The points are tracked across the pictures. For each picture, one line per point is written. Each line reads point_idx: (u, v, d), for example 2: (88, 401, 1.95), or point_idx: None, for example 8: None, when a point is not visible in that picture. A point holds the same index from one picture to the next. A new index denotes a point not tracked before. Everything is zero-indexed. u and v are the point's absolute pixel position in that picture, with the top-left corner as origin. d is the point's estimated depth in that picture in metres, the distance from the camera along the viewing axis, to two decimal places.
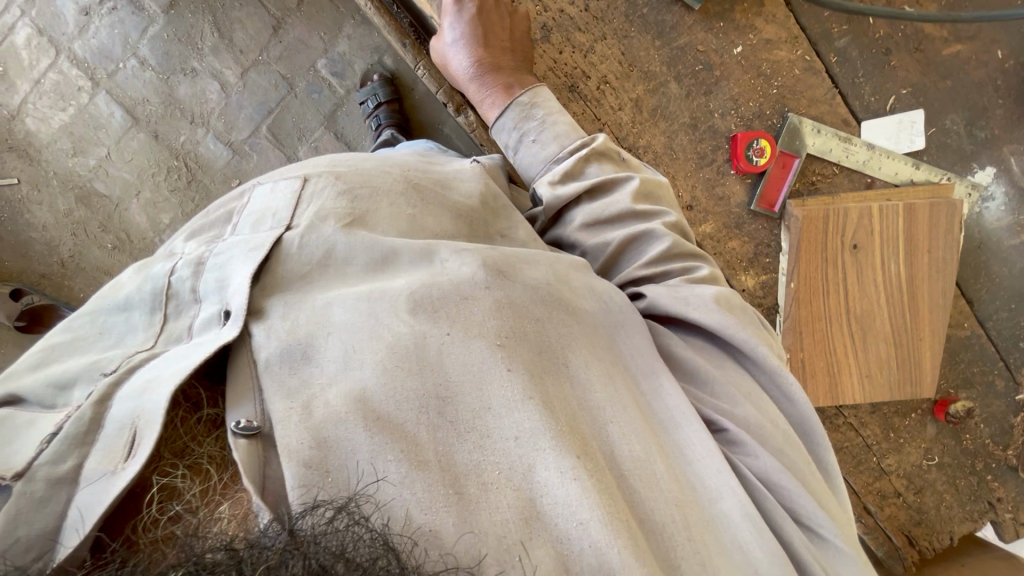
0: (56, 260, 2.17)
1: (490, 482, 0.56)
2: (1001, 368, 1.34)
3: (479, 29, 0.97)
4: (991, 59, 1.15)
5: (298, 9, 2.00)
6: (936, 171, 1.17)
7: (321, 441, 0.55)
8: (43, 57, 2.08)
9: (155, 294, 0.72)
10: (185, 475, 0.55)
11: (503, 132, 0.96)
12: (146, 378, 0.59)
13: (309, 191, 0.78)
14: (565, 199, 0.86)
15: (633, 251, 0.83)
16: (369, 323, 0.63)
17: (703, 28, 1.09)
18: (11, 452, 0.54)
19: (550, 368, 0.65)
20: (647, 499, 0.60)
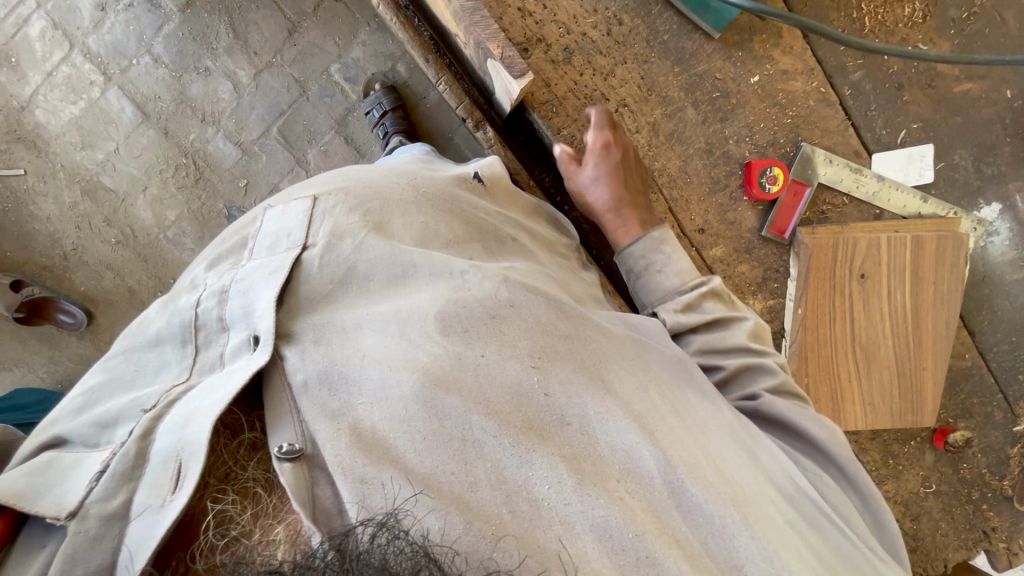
0: (59, 253, 2.16)
1: (542, 499, 0.57)
2: (1000, 400, 1.36)
3: (617, 164, 1.02)
4: (1000, 97, 1.17)
5: (314, 14, 2.02)
6: (943, 205, 1.19)
7: (373, 457, 0.56)
8: (56, 50, 2.08)
9: (183, 326, 0.74)
10: (235, 500, 0.57)
11: (630, 259, 0.97)
12: (185, 411, 0.61)
13: (319, 209, 0.79)
14: (684, 327, 0.86)
15: (744, 378, 0.83)
16: (403, 345, 0.65)
17: (722, 57, 1.11)
18: (64, 490, 0.58)
19: (588, 382, 0.66)
20: (702, 499, 0.61)
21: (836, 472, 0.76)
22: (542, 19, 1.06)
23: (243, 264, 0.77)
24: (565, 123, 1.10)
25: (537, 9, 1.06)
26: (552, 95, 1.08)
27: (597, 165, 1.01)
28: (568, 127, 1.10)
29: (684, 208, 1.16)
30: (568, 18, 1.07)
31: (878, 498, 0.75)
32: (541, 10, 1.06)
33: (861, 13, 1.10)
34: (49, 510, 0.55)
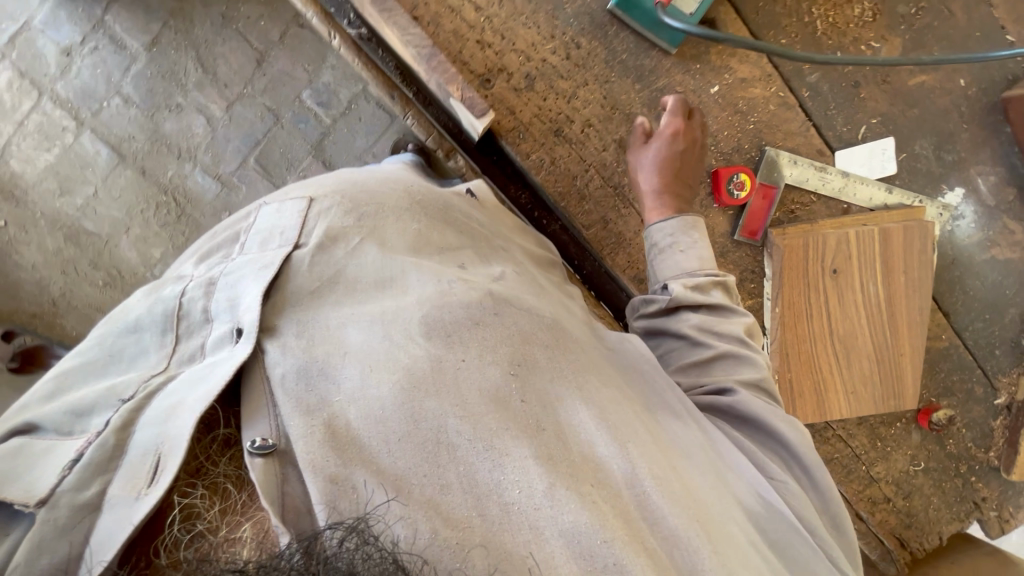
0: (46, 300, 2.21)
1: (513, 503, 0.60)
2: (980, 375, 1.40)
3: (675, 157, 1.04)
4: (954, 87, 1.20)
5: (280, 42, 2.02)
6: (908, 194, 1.23)
7: (346, 459, 0.59)
8: (26, 99, 2.08)
9: (165, 315, 0.76)
10: (203, 495, 0.58)
11: (657, 234, 1.00)
12: (166, 404, 0.63)
13: (314, 210, 0.84)
14: (691, 301, 0.90)
15: (727, 364, 0.86)
16: (386, 345, 0.68)
17: (681, 70, 1.12)
18: (36, 474, 0.59)
19: (560, 394, 0.70)
20: (667, 514, 0.64)
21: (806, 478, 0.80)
22: (501, 48, 1.07)
23: (234, 258, 0.81)
24: (533, 148, 1.12)
25: (494, 39, 1.06)
26: (518, 122, 1.11)
27: (656, 149, 1.05)
28: (536, 152, 1.13)
29: None
30: (527, 46, 1.08)
31: (840, 509, 0.80)
32: (500, 39, 1.07)
33: (812, 17, 1.12)
34: (19, 496, 0.56)
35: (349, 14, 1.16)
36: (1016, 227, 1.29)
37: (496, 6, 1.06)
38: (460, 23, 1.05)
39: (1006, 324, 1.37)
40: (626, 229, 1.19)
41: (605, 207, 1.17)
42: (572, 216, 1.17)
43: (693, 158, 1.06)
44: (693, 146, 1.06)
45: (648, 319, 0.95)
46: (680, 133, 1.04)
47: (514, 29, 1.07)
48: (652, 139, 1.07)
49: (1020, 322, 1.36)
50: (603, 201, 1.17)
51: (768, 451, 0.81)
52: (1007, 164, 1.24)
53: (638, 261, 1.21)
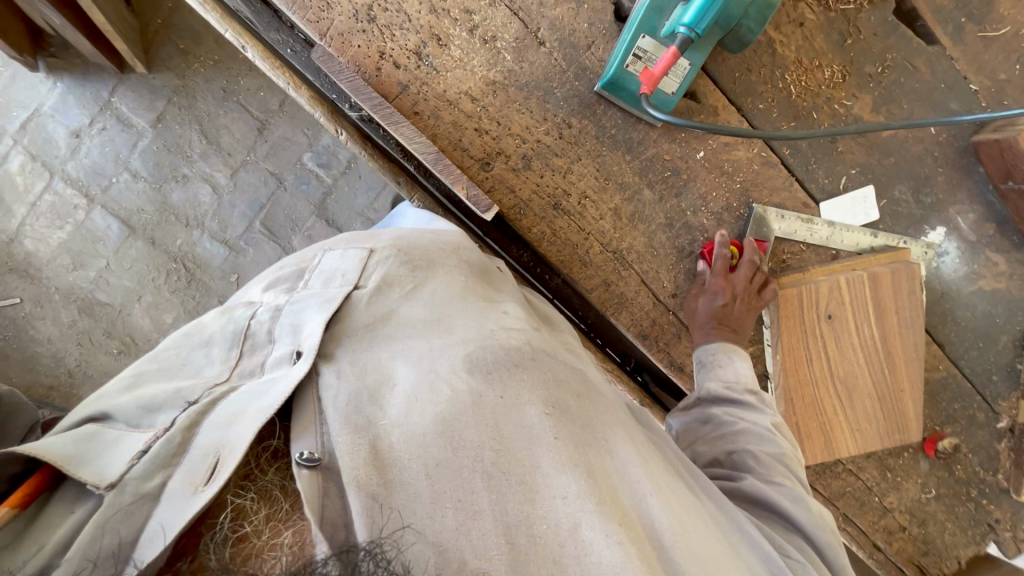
0: (63, 371, 2.44)
1: (540, 535, 0.69)
2: (980, 401, 1.44)
3: (714, 311, 1.18)
4: (926, 135, 1.26)
5: (280, 111, 2.36)
6: (892, 237, 1.29)
7: (385, 480, 0.70)
8: (38, 180, 2.33)
9: (235, 333, 0.89)
10: (253, 499, 0.69)
11: (701, 354, 1.19)
12: (227, 414, 0.75)
13: (374, 258, 0.97)
14: (718, 397, 1.11)
15: (750, 442, 1.01)
16: (429, 376, 0.80)
17: (667, 140, 1.19)
18: (108, 462, 0.70)
19: (591, 437, 0.79)
20: (685, 567, 0.72)
21: (811, 548, 0.91)
22: (498, 134, 1.13)
23: (298, 291, 0.94)
24: (534, 222, 1.19)
25: (491, 126, 1.13)
26: (518, 199, 1.17)
27: (703, 297, 1.21)
28: (537, 225, 1.19)
29: (655, 277, 1.25)
30: (521, 130, 1.14)
31: None
32: (496, 125, 1.13)
33: (786, 83, 1.19)
34: (92, 478, 0.68)
35: (350, 100, 1.26)
36: (998, 258, 1.35)
37: (491, 96, 1.12)
38: (458, 113, 1.12)
39: (1000, 351, 1.41)
40: (627, 288, 1.24)
41: (605, 270, 1.23)
42: (576, 281, 1.23)
43: (740, 304, 1.18)
44: (737, 294, 1.18)
45: (685, 405, 1.17)
46: (720, 286, 1.18)
47: (509, 115, 1.13)
48: (701, 283, 1.23)
49: (1013, 346, 1.41)
50: (603, 265, 1.23)
51: (776, 522, 0.93)
52: (983, 201, 1.31)
53: (641, 319, 1.26)
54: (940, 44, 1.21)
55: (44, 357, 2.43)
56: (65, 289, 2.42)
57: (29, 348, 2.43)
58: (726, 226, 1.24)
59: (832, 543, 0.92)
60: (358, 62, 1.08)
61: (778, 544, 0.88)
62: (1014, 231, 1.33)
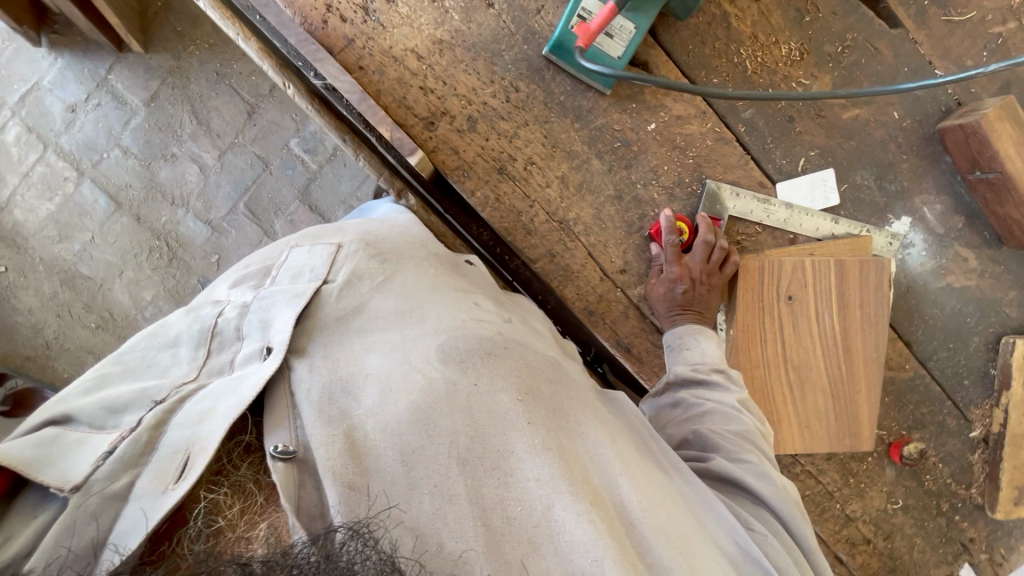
0: (41, 341, 2.46)
1: (514, 517, 0.72)
2: (951, 407, 1.35)
3: (674, 299, 1.16)
4: (888, 119, 1.22)
5: (271, 96, 2.41)
6: (855, 224, 1.24)
7: (362, 468, 0.73)
8: (31, 152, 2.39)
9: (202, 331, 0.89)
10: (226, 493, 0.72)
11: (665, 340, 1.18)
12: (199, 410, 0.76)
13: (342, 254, 0.98)
14: (688, 380, 1.09)
15: (715, 421, 1.01)
16: (403, 368, 0.81)
17: (618, 110, 1.17)
18: (73, 464, 0.70)
19: (562, 423, 0.81)
20: (654, 544, 0.75)
21: (778, 522, 0.91)
22: (443, 93, 1.13)
23: (266, 287, 0.95)
24: (477, 185, 1.17)
25: (437, 85, 1.13)
26: (462, 160, 1.16)
27: (661, 281, 1.17)
28: (481, 188, 1.17)
29: (603, 251, 1.21)
30: (467, 91, 1.13)
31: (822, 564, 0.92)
32: (442, 85, 1.13)
33: (742, 58, 1.17)
34: (56, 481, 0.68)
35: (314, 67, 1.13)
36: (968, 254, 1.29)
37: (438, 55, 1.12)
38: (404, 71, 1.12)
39: (972, 353, 1.34)
40: (573, 261, 1.21)
41: (550, 240, 1.20)
42: (520, 250, 1.20)
43: (699, 286, 1.16)
44: (693, 276, 1.15)
45: (655, 391, 1.15)
46: (676, 268, 1.15)
47: (455, 75, 1.13)
48: (658, 266, 1.19)
49: (985, 350, 1.33)
50: (549, 235, 1.20)
51: (745, 501, 0.94)
52: (951, 192, 1.26)
53: (587, 293, 1.22)
54: (903, 27, 1.19)
55: (24, 326, 2.46)
56: (49, 261, 2.46)
57: (11, 317, 2.46)
58: (677, 203, 1.21)
59: (802, 520, 0.93)
60: (304, 15, 1.09)
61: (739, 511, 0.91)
62: (984, 226, 1.28)
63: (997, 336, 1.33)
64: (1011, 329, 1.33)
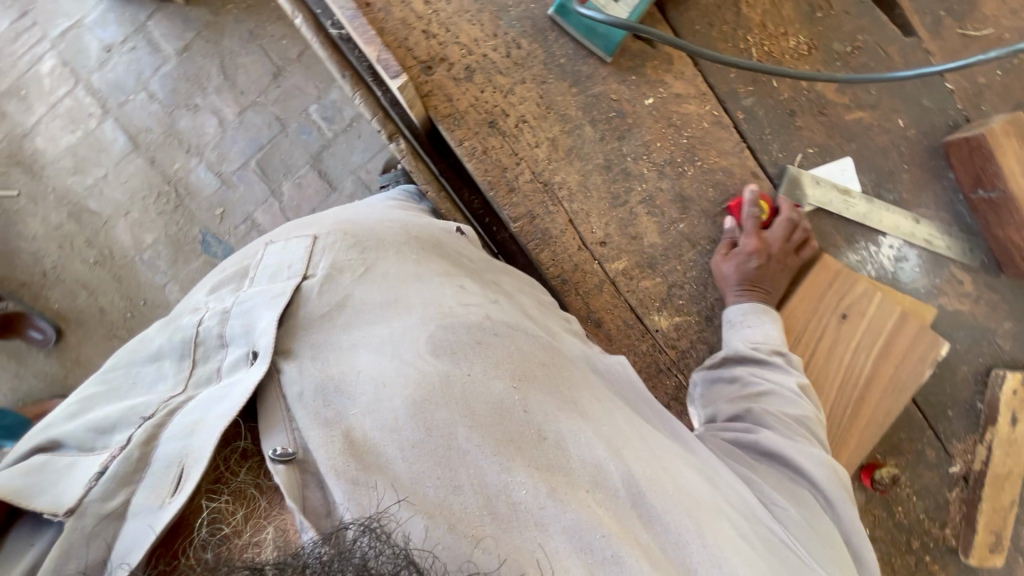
0: (40, 270, 2.52)
1: (520, 502, 0.68)
2: (931, 437, 1.29)
3: (747, 274, 1.13)
4: (892, 126, 1.20)
5: (298, 61, 2.46)
6: (935, 228, 1.21)
7: (365, 465, 0.68)
8: (62, 85, 2.47)
9: (184, 342, 0.86)
10: (229, 500, 0.67)
11: (730, 313, 1.13)
12: (187, 423, 0.71)
13: (319, 246, 0.91)
14: (747, 357, 1.07)
15: (773, 403, 0.99)
16: (395, 362, 0.76)
17: (617, 80, 1.17)
18: (63, 489, 0.67)
19: (563, 403, 0.79)
20: (661, 509, 0.73)
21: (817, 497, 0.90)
22: (445, 40, 1.14)
23: (245, 290, 0.89)
24: (466, 135, 1.16)
25: (440, 31, 1.14)
26: (454, 109, 1.15)
27: (737, 255, 1.15)
28: (469, 139, 1.16)
29: (585, 220, 1.19)
30: (469, 41, 1.15)
31: (861, 544, 0.90)
32: (445, 32, 1.14)
33: (748, 44, 1.16)
34: (48, 506, 0.65)
35: (332, 17, 1.24)
36: (963, 277, 1.24)
37: (444, 3, 1.14)
38: (409, 13, 1.14)
39: (959, 383, 1.28)
40: (553, 226, 1.19)
41: (532, 201, 1.18)
42: (501, 207, 1.18)
43: (774, 264, 1.15)
44: (771, 253, 1.14)
45: (706, 364, 1.13)
46: (759, 242, 1.14)
47: (458, 23, 1.14)
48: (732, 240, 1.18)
49: (973, 382, 1.27)
50: (531, 195, 1.18)
51: (779, 478, 0.91)
52: (951, 210, 1.22)
53: (563, 260, 1.19)
54: (916, 36, 1.17)
55: (26, 252, 2.52)
56: (60, 191, 2.51)
57: (15, 242, 2.52)
58: (666, 181, 1.19)
59: (839, 492, 0.91)
60: None
61: (769, 495, 0.87)
62: (983, 251, 1.23)
63: (988, 368, 1.27)
64: (1002, 363, 1.27)
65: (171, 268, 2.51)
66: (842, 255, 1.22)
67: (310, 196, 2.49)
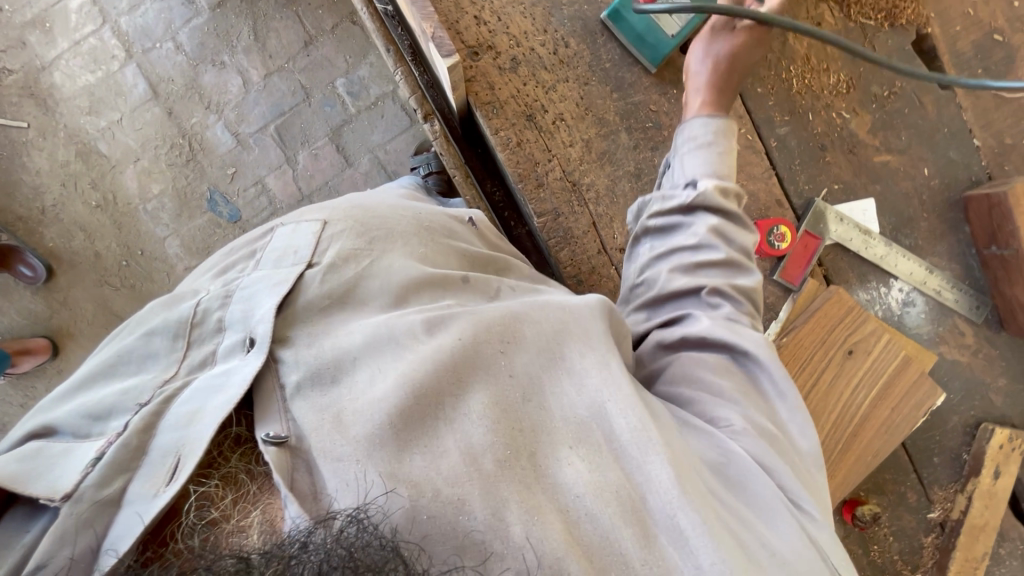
0: (39, 206, 2.48)
1: (506, 460, 0.68)
2: (914, 480, 1.31)
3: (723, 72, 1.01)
4: (917, 174, 1.22)
5: (331, 32, 2.45)
6: (946, 279, 1.25)
7: (348, 436, 0.67)
8: (89, 23, 2.43)
9: (179, 321, 0.82)
10: (218, 485, 0.66)
11: (694, 129, 0.99)
12: (184, 412, 0.70)
13: (327, 233, 0.90)
14: (705, 202, 0.94)
15: (724, 269, 0.92)
16: (393, 347, 0.76)
17: (658, 92, 1.18)
18: (58, 474, 0.65)
19: (549, 365, 0.77)
20: (643, 463, 0.70)
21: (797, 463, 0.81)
22: (495, 29, 1.15)
23: (249, 273, 0.88)
24: (502, 125, 1.16)
25: (491, 19, 1.15)
26: (495, 97, 1.15)
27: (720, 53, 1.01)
28: (505, 129, 1.16)
29: (607, 225, 1.20)
30: (519, 33, 1.16)
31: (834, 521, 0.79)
32: (496, 20, 1.15)
33: (790, 74, 1.18)
34: (45, 491, 0.63)
35: None
36: (966, 329, 1.27)
37: None
38: None
39: (947, 432, 1.31)
40: (575, 226, 1.19)
41: (559, 199, 1.18)
42: (527, 200, 1.18)
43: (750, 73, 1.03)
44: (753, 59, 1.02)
45: (660, 210, 0.98)
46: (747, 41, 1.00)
47: (510, 14, 1.15)
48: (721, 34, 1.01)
49: (961, 433, 1.30)
50: (558, 193, 1.18)
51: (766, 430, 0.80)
52: (962, 263, 1.26)
53: (580, 261, 1.20)
54: (952, 89, 1.20)
55: (27, 185, 2.47)
56: (71, 130, 2.47)
57: (17, 173, 2.47)
58: None
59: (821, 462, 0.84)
60: None
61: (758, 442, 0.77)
62: (989, 306, 1.26)
63: (977, 421, 1.30)
64: (992, 418, 1.30)
65: (174, 222, 2.48)
66: (853, 292, 1.25)
67: (325, 168, 2.48)
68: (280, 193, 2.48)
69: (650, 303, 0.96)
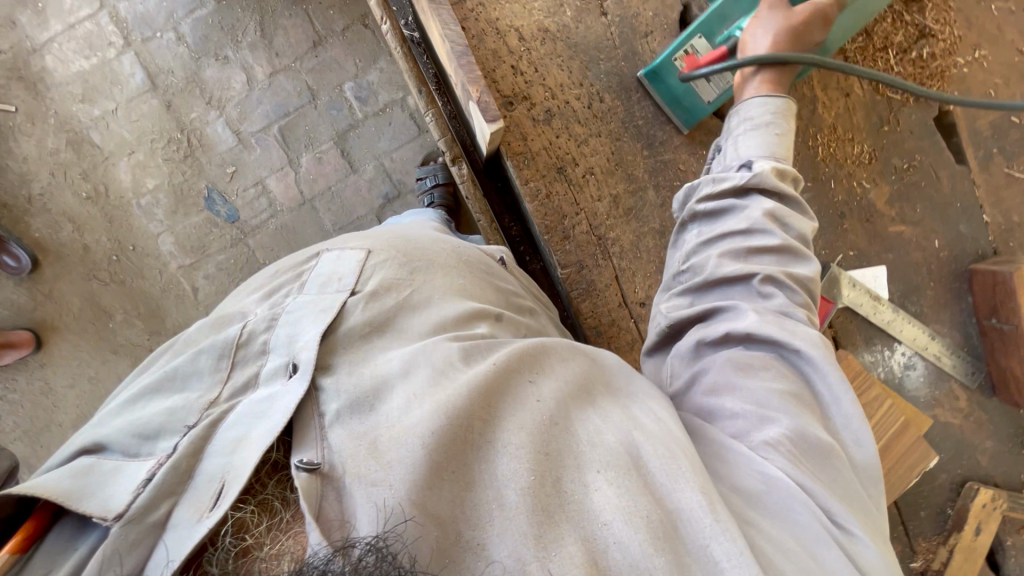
0: (25, 194, 2.38)
1: (530, 488, 0.64)
2: (901, 531, 1.38)
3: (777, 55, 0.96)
4: (929, 245, 1.26)
5: (341, 34, 2.39)
6: (946, 347, 1.30)
7: (385, 462, 0.63)
8: (85, 6, 2.32)
9: (225, 343, 0.80)
10: (253, 511, 0.63)
11: (751, 108, 0.97)
12: (234, 437, 0.69)
13: (370, 262, 0.91)
14: (761, 181, 0.90)
15: (778, 256, 0.86)
16: (428, 370, 0.73)
17: (688, 152, 1.19)
18: (109, 494, 0.65)
19: (578, 398, 0.75)
20: (673, 492, 0.66)
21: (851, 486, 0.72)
22: (532, 79, 1.14)
23: (292, 298, 0.87)
24: (533, 175, 1.16)
25: (528, 69, 1.14)
26: (527, 148, 1.15)
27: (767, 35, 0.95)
28: (536, 180, 1.16)
29: (629, 279, 1.21)
30: (555, 85, 1.15)
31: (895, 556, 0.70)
32: (533, 71, 1.14)
33: (816, 142, 1.20)
34: (98, 510, 0.63)
35: (408, 18, 1.31)
36: (960, 393, 1.34)
37: (539, 42, 1.14)
38: (502, 45, 1.13)
39: (933, 487, 1.38)
40: (598, 278, 1.20)
41: (584, 252, 1.19)
42: (552, 251, 1.18)
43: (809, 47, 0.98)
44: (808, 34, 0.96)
45: (711, 193, 0.94)
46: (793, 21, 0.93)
47: (548, 66, 1.15)
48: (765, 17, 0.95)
49: (948, 489, 1.37)
50: (584, 246, 1.19)
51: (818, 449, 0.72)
52: (962, 331, 1.31)
53: (601, 312, 1.21)
54: (968, 165, 1.24)
55: (12, 172, 2.37)
56: (62, 116, 2.36)
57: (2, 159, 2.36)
58: None
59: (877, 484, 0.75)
60: None
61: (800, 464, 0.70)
62: (983, 373, 1.32)
63: (963, 478, 1.37)
64: (976, 476, 1.37)
65: (169, 219, 2.41)
66: (859, 354, 1.29)
67: (328, 173, 2.43)
68: (280, 196, 2.43)
69: (694, 288, 0.89)
